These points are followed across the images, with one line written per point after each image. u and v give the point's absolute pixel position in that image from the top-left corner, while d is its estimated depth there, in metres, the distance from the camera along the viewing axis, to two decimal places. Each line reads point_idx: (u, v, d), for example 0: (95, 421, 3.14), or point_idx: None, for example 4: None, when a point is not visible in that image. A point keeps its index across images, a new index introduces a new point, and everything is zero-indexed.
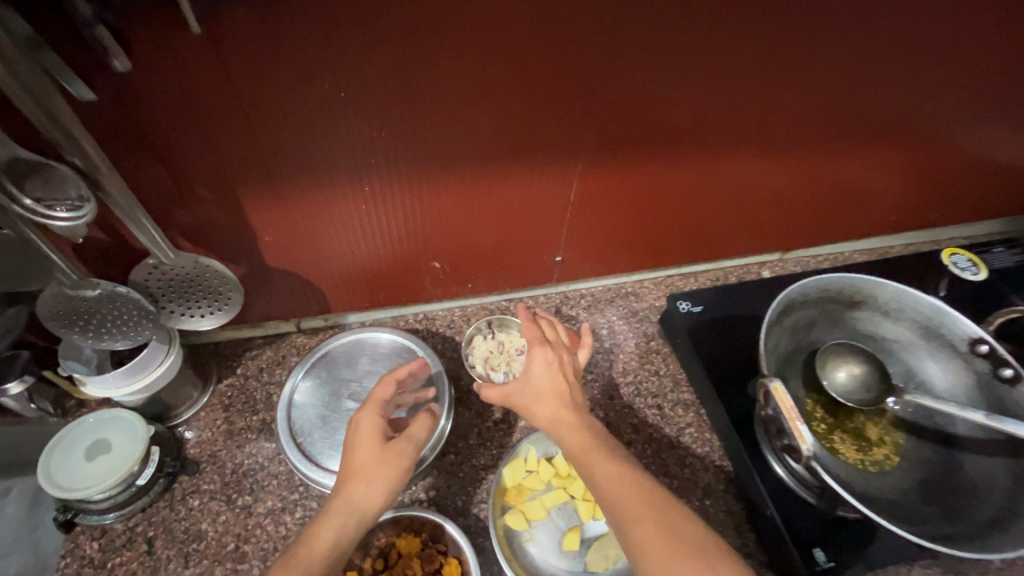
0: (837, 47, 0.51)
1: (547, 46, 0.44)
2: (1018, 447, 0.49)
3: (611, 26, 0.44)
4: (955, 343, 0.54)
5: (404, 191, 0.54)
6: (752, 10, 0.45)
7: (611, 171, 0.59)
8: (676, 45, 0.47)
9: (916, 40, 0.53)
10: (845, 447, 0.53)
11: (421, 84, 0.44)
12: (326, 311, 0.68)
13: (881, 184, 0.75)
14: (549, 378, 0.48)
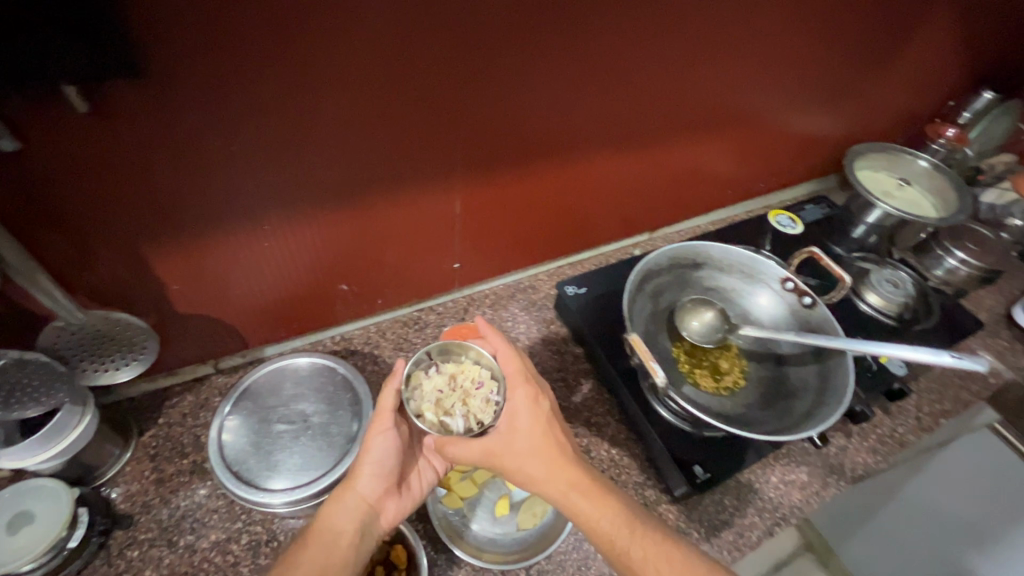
0: (645, 64, 0.65)
1: (410, 89, 0.52)
2: (822, 354, 0.64)
3: (461, 68, 0.53)
4: (772, 285, 0.70)
5: (303, 224, 0.60)
6: (571, 43, 0.57)
7: (487, 183, 0.68)
8: (517, 76, 0.57)
9: (702, 52, 0.68)
10: (704, 379, 0.66)
11: (304, 131, 0.51)
12: (243, 348, 0.71)
13: (712, 166, 0.92)
14: (528, 413, 0.56)
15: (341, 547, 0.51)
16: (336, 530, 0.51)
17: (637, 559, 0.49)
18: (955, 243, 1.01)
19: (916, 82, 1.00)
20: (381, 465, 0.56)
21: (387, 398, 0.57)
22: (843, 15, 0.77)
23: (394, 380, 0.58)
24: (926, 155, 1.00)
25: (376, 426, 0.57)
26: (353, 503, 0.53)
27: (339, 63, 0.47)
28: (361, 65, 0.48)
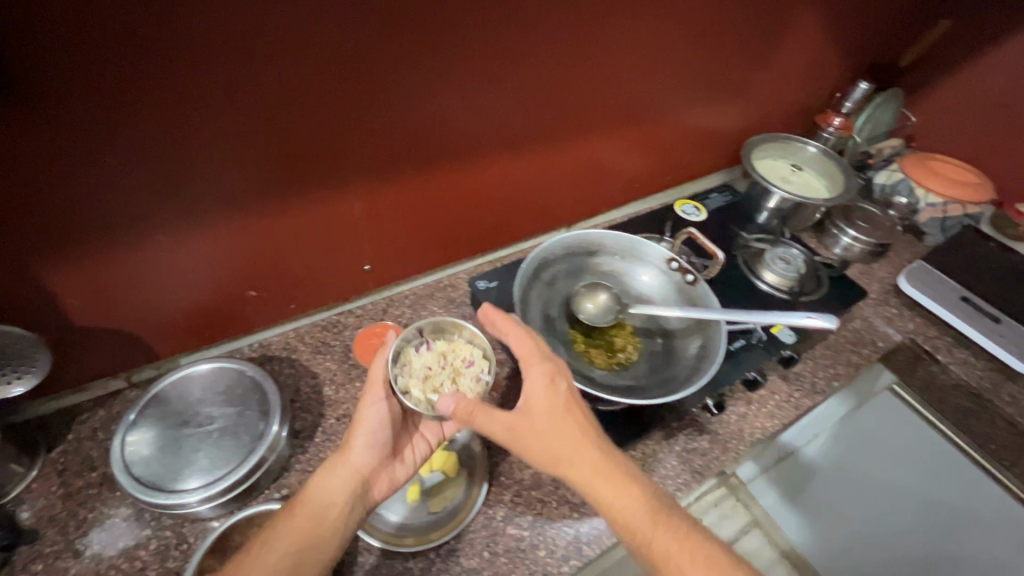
0: (517, 65, 0.70)
1: (282, 95, 0.57)
2: (702, 326, 0.70)
3: (330, 74, 0.58)
4: (661, 266, 0.75)
5: (197, 230, 0.62)
6: (435, 48, 0.62)
7: (383, 182, 0.72)
8: (389, 79, 0.62)
9: (571, 52, 0.74)
10: (598, 356, 0.70)
11: (180, 138, 0.54)
12: (155, 359, 0.72)
13: (615, 161, 0.98)
14: (552, 390, 0.58)
15: (335, 511, 0.57)
16: (329, 500, 0.57)
17: (635, 523, 0.53)
18: (846, 221, 1.09)
19: (799, 76, 1.08)
20: (375, 436, 0.60)
21: (377, 369, 0.63)
22: (712, 16, 0.85)
23: (383, 353, 0.64)
24: (813, 141, 1.10)
25: (367, 398, 0.61)
26: (345, 474, 0.59)
27: (206, 73, 0.51)
28: (230, 74, 0.52)
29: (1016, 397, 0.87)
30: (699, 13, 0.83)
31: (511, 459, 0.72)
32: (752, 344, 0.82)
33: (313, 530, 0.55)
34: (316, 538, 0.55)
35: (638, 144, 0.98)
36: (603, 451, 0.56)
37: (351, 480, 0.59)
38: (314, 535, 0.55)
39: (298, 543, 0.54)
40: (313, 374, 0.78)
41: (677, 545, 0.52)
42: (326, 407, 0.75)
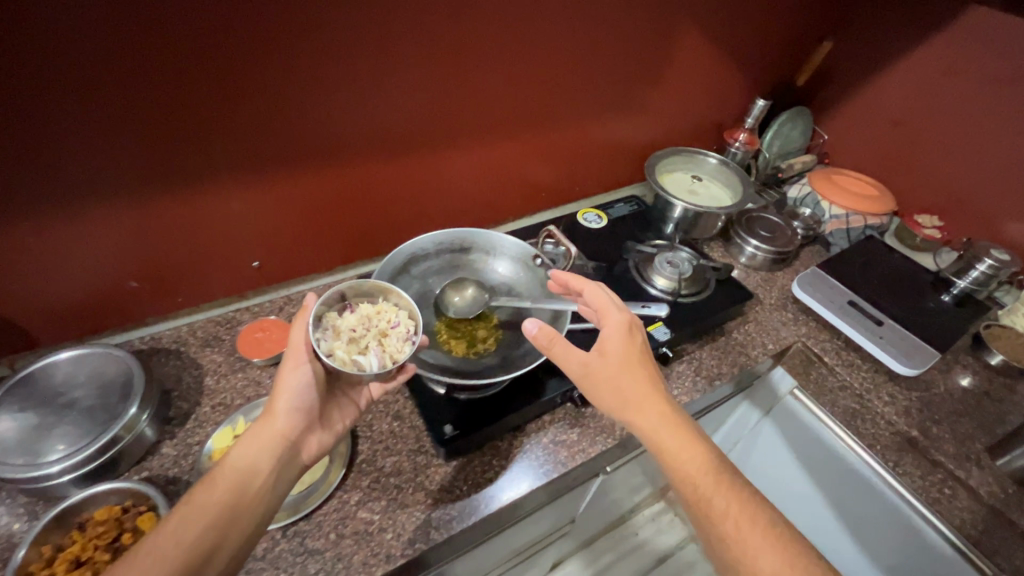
0: (383, 74, 0.76)
1: (137, 98, 0.62)
2: (556, 318, 0.74)
3: (183, 79, 0.63)
4: (528, 264, 0.80)
5: (67, 222, 0.67)
6: (290, 56, 0.67)
7: (260, 179, 0.77)
8: (246, 83, 0.67)
9: (440, 64, 0.80)
10: (457, 346, 0.73)
11: (35, 135, 0.59)
12: (38, 348, 0.75)
13: (514, 170, 1.04)
14: (626, 342, 0.62)
15: (254, 485, 0.56)
16: (251, 468, 0.56)
17: (690, 468, 0.57)
18: (749, 230, 1.12)
19: (698, 94, 1.15)
20: (296, 404, 0.59)
21: (297, 333, 0.59)
22: (593, 34, 0.91)
23: (303, 317, 0.60)
24: (711, 153, 1.17)
25: (289, 363, 0.59)
26: (270, 442, 0.58)
27: (47, 79, 0.56)
28: (73, 78, 0.57)
29: (895, 398, 0.90)
30: (577, 32, 0.89)
31: (376, 447, 0.75)
32: None
33: (236, 496, 0.54)
34: (243, 505, 0.54)
35: (534, 153, 1.04)
36: (664, 401, 0.60)
37: (277, 446, 0.58)
38: (237, 503, 0.54)
39: (222, 511, 0.53)
40: (197, 365, 0.81)
41: (732, 500, 0.55)
42: (203, 396, 0.77)
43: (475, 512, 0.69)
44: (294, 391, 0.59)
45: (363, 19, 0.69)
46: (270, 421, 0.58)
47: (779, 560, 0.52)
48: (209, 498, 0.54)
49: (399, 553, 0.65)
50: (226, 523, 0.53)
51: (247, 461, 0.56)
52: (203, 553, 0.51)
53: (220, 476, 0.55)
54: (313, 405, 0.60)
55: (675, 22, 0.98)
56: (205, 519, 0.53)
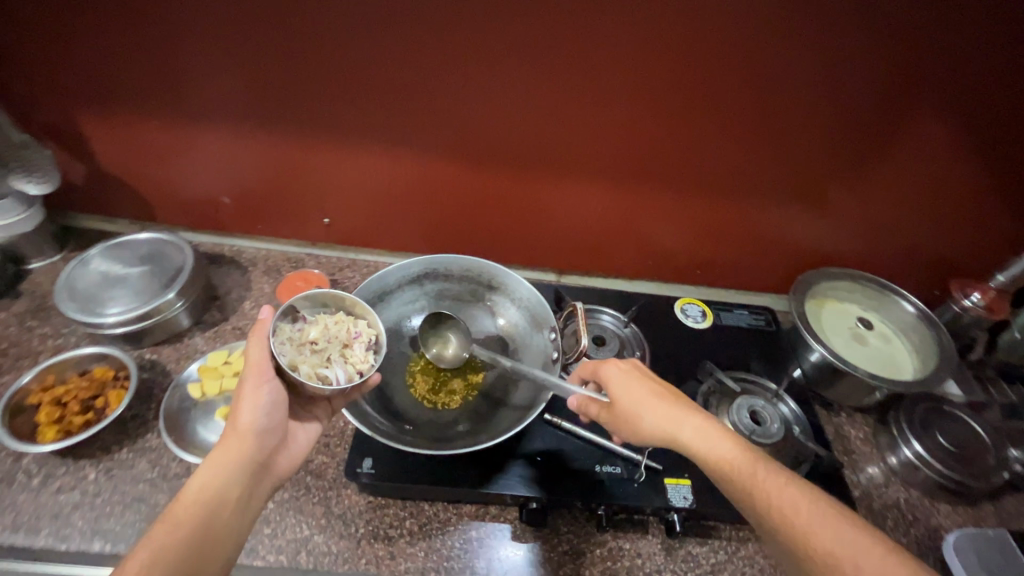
0: (479, 76, 0.70)
1: (249, 40, 0.68)
2: (529, 407, 0.63)
3: (288, 32, 0.67)
4: (544, 332, 0.68)
5: (188, 130, 0.78)
6: (387, 34, 0.66)
7: (345, 145, 0.79)
8: (342, 51, 0.68)
9: (547, 81, 0.70)
10: (420, 384, 0.66)
11: (170, 51, 0.69)
12: (161, 223, 0.92)
13: (617, 224, 0.89)
14: (623, 375, 0.57)
15: (222, 514, 0.46)
16: (218, 496, 0.47)
17: (734, 469, 0.50)
18: (918, 431, 0.77)
19: (920, 213, 0.81)
20: (261, 422, 0.51)
21: (256, 350, 0.52)
22: (765, 99, 0.70)
23: (261, 331, 0.53)
24: (913, 300, 0.83)
25: (249, 381, 0.51)
26: (236, 465, 0.49)
27: (182, 7, 0.65)
28: (201, 10, 0.65)
29: None
30: (741, 91, 0.69)
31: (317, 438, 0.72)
32: (622, 482, 0.66)
33: (201, 529, 0.45)
34: (211, 541, 0.45)
35: (648, 212, 0.87)
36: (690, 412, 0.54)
37: (246, 467, 0.49)
38: (201, 538, 0.45)
39: (186, 553, 0.44)
40: (248, 287, 0.89)
41: (783, 493, 0.48)
42: (233, 315, 0.85)
43: (350, 562, 0.61)
44: (260, 404, 0.51)
45: (466, 13, 0.64)
46: (234, 442, 0.50)
47: (864, 542, 0.45)
48: (168, 533, 0.44)
49: (261, 554, 0.61)
50: (193, 563, 0.44)
51: (212, 489, 0.47)
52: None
53: (182, 520, 0.45)
54: (279, 423, 0.53)
55: (907, 113, 0.70)
56: (165, 558, 0.43)
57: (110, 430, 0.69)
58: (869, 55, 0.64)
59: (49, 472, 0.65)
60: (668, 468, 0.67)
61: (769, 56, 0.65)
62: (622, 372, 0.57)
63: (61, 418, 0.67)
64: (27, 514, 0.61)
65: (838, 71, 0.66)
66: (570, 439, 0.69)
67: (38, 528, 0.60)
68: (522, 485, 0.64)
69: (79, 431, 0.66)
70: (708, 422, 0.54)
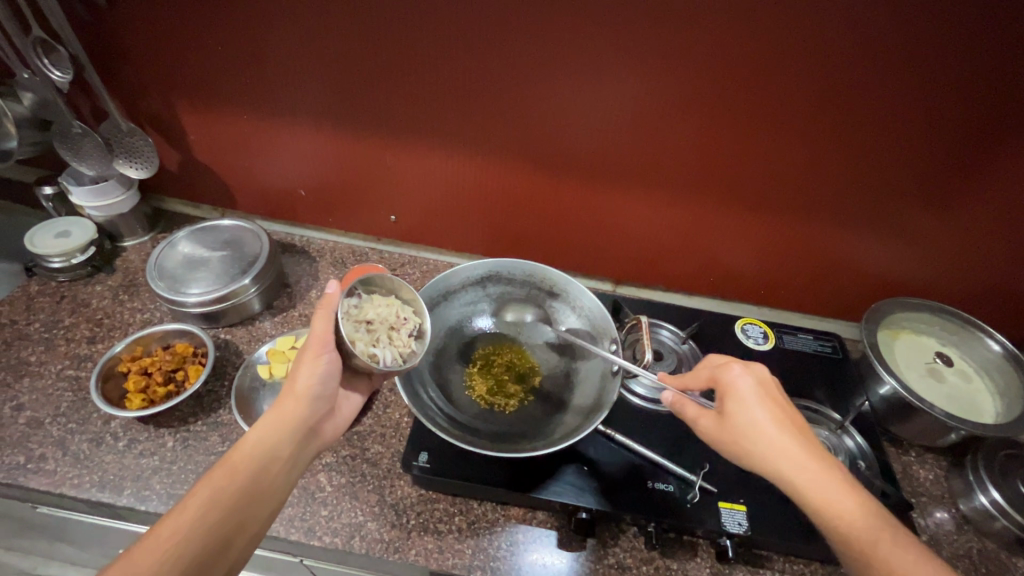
0: (554, 84, 0.71)
1: (337, 44, 0.71)
2: (589, 414, 0.63)
3: (374, 37, 0.69)
4: (604, 342, 0.69)
5: (273, 125, 0.82)
6: (468, 41, 0.68)
7: (416, 147, 0.82)
8: (423, 57, 0.70)
9: (622, 92, 0.70)
10: (478, 384, 0.68)
11: (264, 51, 0.73)
12: (240, 211, 0.98)
13: (679, 238, 0.88)
14: (748, 390, 0.53)
15: (271, 470, 0.51)
16: (270, 453, 0.51)
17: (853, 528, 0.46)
18: (994, 477, 0.71)
19: (1015, 247, 0.76)
20: (315, 389, 0.55)
21: (321, 324, 0.55)
22: (851, 119, 0.67)
23: (329, 306, 0.56)
24: (1000, 338, 0.77)
25: (310, 351, 0.55)
26: (289, 427, 0.53)
27: (280, 11, 0.68)
28: (296, 15, 0.68)
29: None
30: (827, 111, 0.67)
31: (374, 428, 0.74)
32: (674, 502, 0.64)
33: (253, 481, 0.49)
34: (259, 493, 0.49)
35: (712, 228, 0.85)
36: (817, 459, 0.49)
37: (298, 428, 0.54)
38: (251, 487, 0.49)
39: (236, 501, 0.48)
40: (315, 277, 0.94)
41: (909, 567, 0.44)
42: (301, 302, 0.90)
43: (401, 551, 0.63)
44: (318, 370, 0.55)
45: (548, 23, 0.64)
46: (291, 404, 0.54)
47: None
48: (224, 477, 0.49)
49: (318, 534, 0.64)
50: (242, 508, 0.48)
51: (264, 447, 0.51)
52: (212, 543, 0.46)
53: (237, 469, 0.49)
54: (331, 391, 0.58)
55: (1011, 143, 0.65)
56: (219, 500, 0.47)
57: (187, 402, 0.74)
58: (976, 80, 0.60)
59: (133, 436, 0.70)
60: (722, 492, 0.66)
61: (863, 76, 0.62)
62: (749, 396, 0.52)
63: (145, 387, 0.72)
64: (113, 474, 0.66)
65: (937, 96, 0.63)
66: (622, 452, 0.69)
67: (122, 488, 0.65)
68: (572, 492, 0.64)
69: (160, 401, 0.71)
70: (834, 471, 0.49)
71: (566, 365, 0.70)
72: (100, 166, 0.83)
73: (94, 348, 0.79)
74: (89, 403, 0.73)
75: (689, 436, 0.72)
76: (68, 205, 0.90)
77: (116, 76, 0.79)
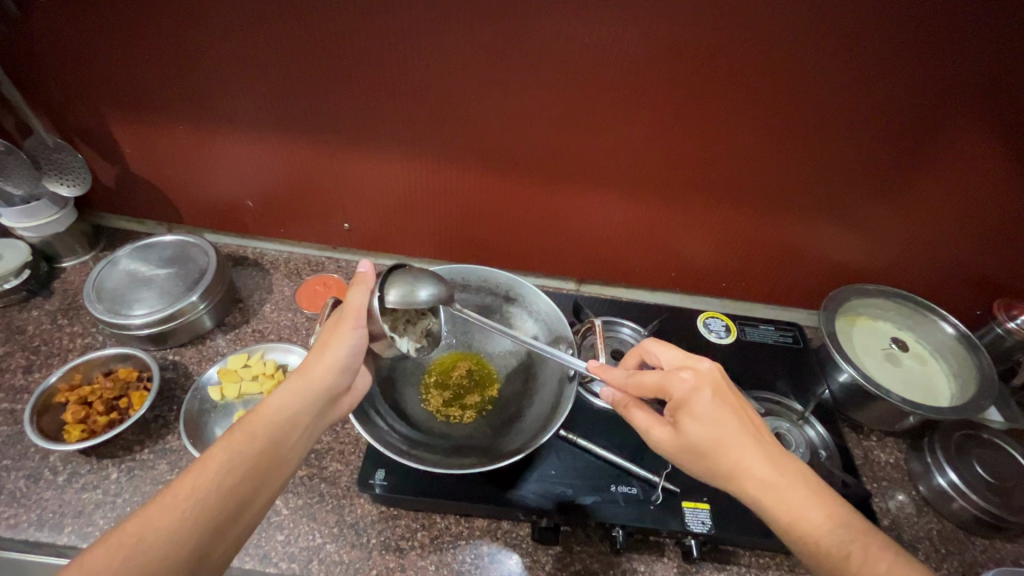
0: (499, 84, 0.69)
1: (269, 48, 0.68)
2: (546, 421, 0.62)
3: (307, 41, 0.66)
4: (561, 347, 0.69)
5: (211, 135, 0.79)
6: (405, 41, 0.65)
7: (363, 153, 0.80)
8: (360, 58, 0.68)
9: (568, 89, 0.68)
10: (434, 397, 0.68)
11: (192, 58, 0.69)
12: (187, 225, 0.94)
13: (638, 235, 0.87)
14: (700, 400, 0.49)
15: (292, 438, 0.49)
16: (290, 419, 0.49)
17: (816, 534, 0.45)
18: (951, 457, 0.72)
19: (962, 230, 0.77)
20: (343, 360, 0.54)
21: (357, 297, 0.56)
22: (796, 107, 0.66)
23: (364, 282, 0.57)
24: (953, 320, 0.78)
25: (349, 321, 0.55)
26: (312, 395, 0.52)
27: (205, 16, 0.65)
28: (222, 19, 0.65)
29: None
30: (771, 101, 0.66)
31: (332, 445, 0.72)
32: (638, 503, 0.64)
33: (273, 446, 0.47)
34: (277, 458, 0.47)
35: (669, 223, 0.85)
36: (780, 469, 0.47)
37: (321, 397, 0.52)
38: (271, 453, 0.47)
39: (256, 462, 0.46)
40: (269, 290, 0.91)
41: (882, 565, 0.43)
42: (254, 317, 0.87)
43: (361, 572, 0.61)
44: (347, 341, 0.54)
45: (485, 21, 0.62)
46: (316, 371, 0.53)
47: None
48: (246, 439, 0.47)
49: (274, 561, 0.61)
50: (260, 471, 0.46)
51: (286, 414, 0.50)
52: (232, 505, 0.43)
53: (258, 431, 0.47)
54: (356, 366, 0.56)
55: (952, 125, 0.65)
56: (241, 462, 0.45)
57: (134, 430, 0.71)
58: (911, 63, 0.60)
59: (74, 470, 0.67)
60: (686, 491, 0.66)
61: (802, 66, 0.62)
62: (706, 414, 0.49)
63: (86, 417, 0.68)
64: (52, 511, 0.63)
65: (880, 82, 0.62)
66: (585, 456, 0.68)
67: (62, 525, 0.62)
68: (535, 500, 0.63)
69: (103, 431, 0.68)
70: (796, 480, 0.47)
71: (525, 370, 0.71)
72: (27, 184, 0.78)
73: (31, 377, 0.75)
74: (25, 437, 0.69)
75: None
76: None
77: (38, 89, 0.75)
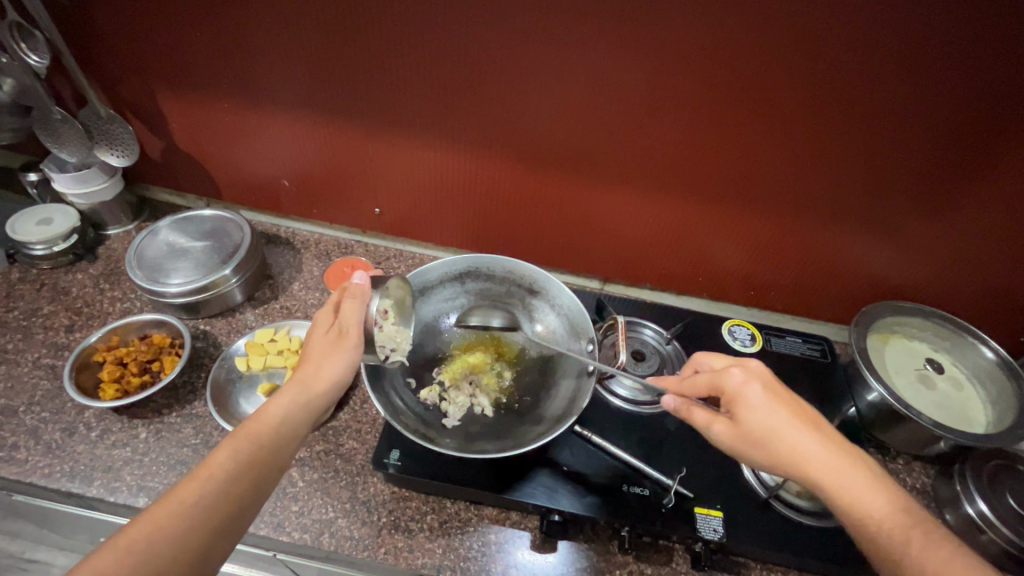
0: (535, 76, 0.69)
1: (312, 31, 0.69)
2: (563, 414, 0.63)
3: (348, 25, 0.68)
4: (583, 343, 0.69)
5: (251, 113, 0.81)
6: (443, 29, 0.66)
7: (397, 139, 0.81)
8: (398, 45, 0.69)
9: (603, 84, 0.68)
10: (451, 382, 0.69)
11: (237, 38, 0.71)
12: (225, 201, 0.98)
13: (667, 238, 0.87)
14: (753, 393, 0.49)
15: (288, 447, 0.48)
16: (287, 431, 0.49)
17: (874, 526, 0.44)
18: (981, 486, 0.68)
19: (1011, 251, 0.73)
20: (340, 377, 0.53)
21: (352, 313, 0.55)
22: (833, 112, 0.64)
23: (360, 295, 0.57)
24: (994, 345, 0.75)
25: (346, 338, 0.55)
26: (310, 407, 0.51)
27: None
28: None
29: None
30: (805, 105, 0.64)
31: (349, 423, 0.74)
32: (649, 505, 0.63)
33: (274, 454, 0.47)
34: (273, 465, 0.47)
35: (699, 226, 0.83)
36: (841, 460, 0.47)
37: (319, 409, 0.52)
38: (272, 461, 0.47)
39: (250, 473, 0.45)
40: (299, 269, 0.93)
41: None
42: (283, 294, 0.89)
43: (370, 549, 0.62)
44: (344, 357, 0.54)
45: (523, 12, 0.62)
46: (315, 386, 0.52)
47: None
48: (247, 445, 0.46)
49: (287, 530, 0.63)
50: (254, 481, 0.45)
51: (285, 424, 0.49)
52: (231, 514, 0.42)
53: (254, 440, 0.46)
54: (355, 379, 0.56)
55: (1006, 136, 0.62)
56: (243, 471, 0.44)
57: (164, 394, 0.74)
58: (963, 68, 0.57)
59: (106, 427, 0.70)
60: (699, 497, 0.65)
61: (844, 69, 0.60)
62: (761, 405, 0.49)
63: (120, 376, 0.71)
64: (84, 463, 0.66)
65: (934, 92, 0.60)
66: (599, 454, 0.68)
67: (92, 478, 0.65)
68: (546, 493, 0.63)
69: (135, 391, 0.71)
70: (858, 470, 0.47)
71: (546, 362, 0.71)
72: (80, 153, 0.81)
73: (72, 336, 0.79)
74: (64, 392, 0.73)
75: (666, 437, 0.71)
76: (52, 192, 0.89)
77: (94, 62, 0.79)
